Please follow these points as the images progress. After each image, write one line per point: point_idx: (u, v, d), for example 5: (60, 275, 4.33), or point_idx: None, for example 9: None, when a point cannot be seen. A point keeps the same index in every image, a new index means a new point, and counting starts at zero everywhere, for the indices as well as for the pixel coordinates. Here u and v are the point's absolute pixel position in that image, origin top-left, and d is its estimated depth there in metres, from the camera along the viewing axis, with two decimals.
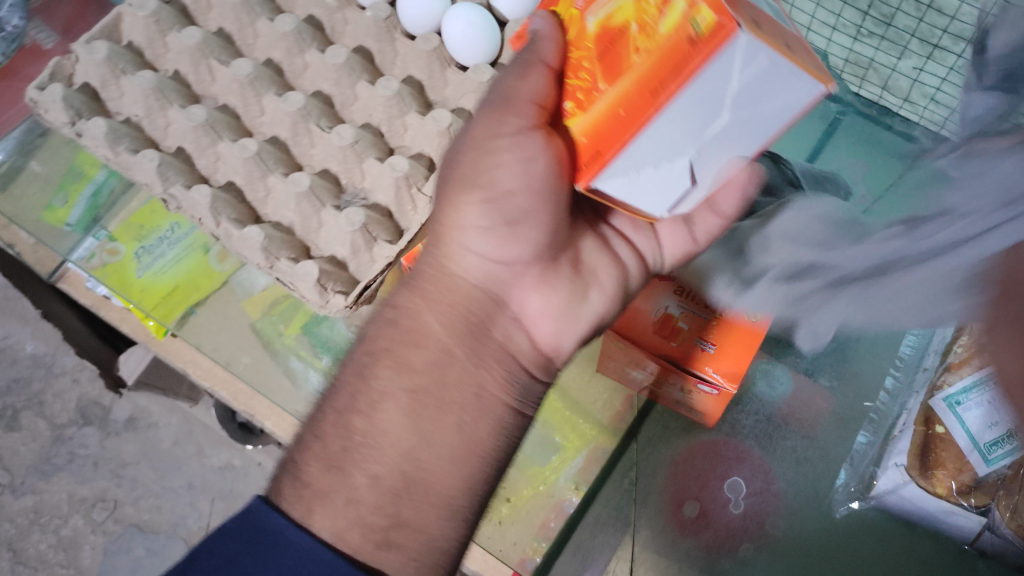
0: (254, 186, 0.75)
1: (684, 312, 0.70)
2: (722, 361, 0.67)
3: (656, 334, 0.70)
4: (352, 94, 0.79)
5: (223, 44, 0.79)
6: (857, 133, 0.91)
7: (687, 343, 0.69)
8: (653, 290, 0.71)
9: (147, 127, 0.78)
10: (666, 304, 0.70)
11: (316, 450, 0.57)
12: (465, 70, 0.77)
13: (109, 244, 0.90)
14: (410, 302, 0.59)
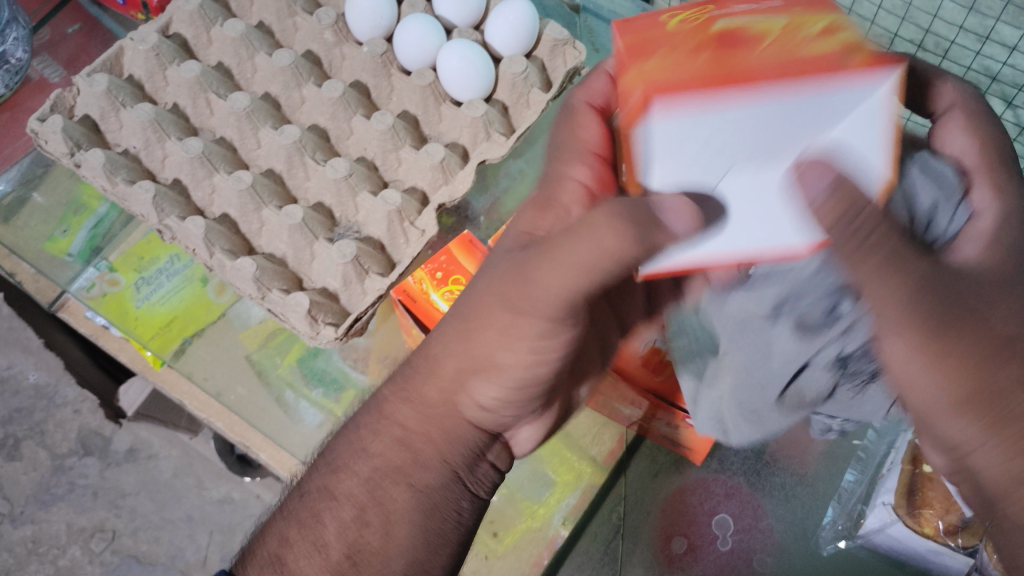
0: (248, 218, 0.76)
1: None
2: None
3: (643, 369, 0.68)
4: (347, 128, 0.80)
5: (222, 79, 0.81)
6: None
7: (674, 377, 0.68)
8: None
9: (143, 158, 0.78)
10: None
11: (313, 558, 0.52)
12: (460, 106, 0.79)
13: (109, 274, 0.89)
14: (420, 422, 0.54)
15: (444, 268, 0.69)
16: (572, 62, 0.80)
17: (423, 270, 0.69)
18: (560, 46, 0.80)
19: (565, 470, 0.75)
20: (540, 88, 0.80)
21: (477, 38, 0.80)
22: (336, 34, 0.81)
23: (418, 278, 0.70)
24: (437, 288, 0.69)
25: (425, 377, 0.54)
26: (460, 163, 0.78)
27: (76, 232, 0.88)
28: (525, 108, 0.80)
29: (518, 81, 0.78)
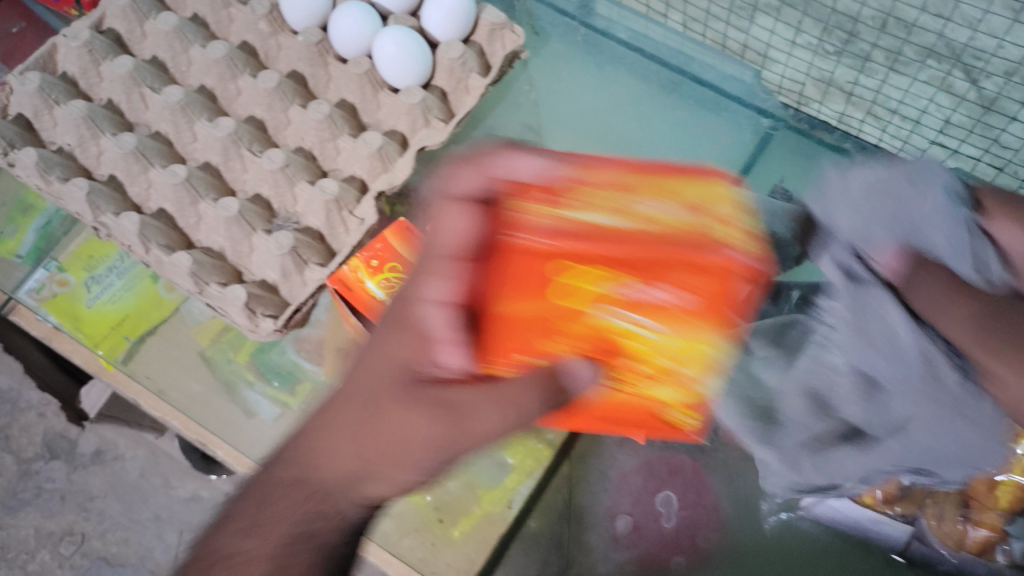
0: (185, 212, 0.75)
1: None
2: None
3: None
4: (285, 119, 0.79)
5: (156, 72, 0.80)
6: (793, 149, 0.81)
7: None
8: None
9: (79, 156, 0.78)
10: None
11: None
12: (398, 93, 0.78)
13: (55, 275, 0.91)
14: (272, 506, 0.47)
15: (380, 256, 0.66)
16: (509, 46, 0.80)
17: (358, 258, 0.67)
18: (498, 30, 0.80)
19: (521, 452, 0.71)
20: (479, 73, 0.79)
21: (414, 25, 0.80)
22: (271, 24, 0.80)
23: (353, 267, 0.67)
24: (373, 276, 0.66)
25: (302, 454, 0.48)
26: (400, 150, 0.78)
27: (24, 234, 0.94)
28: (465, 94, 0.80)
29: (456, 66, 0.78)
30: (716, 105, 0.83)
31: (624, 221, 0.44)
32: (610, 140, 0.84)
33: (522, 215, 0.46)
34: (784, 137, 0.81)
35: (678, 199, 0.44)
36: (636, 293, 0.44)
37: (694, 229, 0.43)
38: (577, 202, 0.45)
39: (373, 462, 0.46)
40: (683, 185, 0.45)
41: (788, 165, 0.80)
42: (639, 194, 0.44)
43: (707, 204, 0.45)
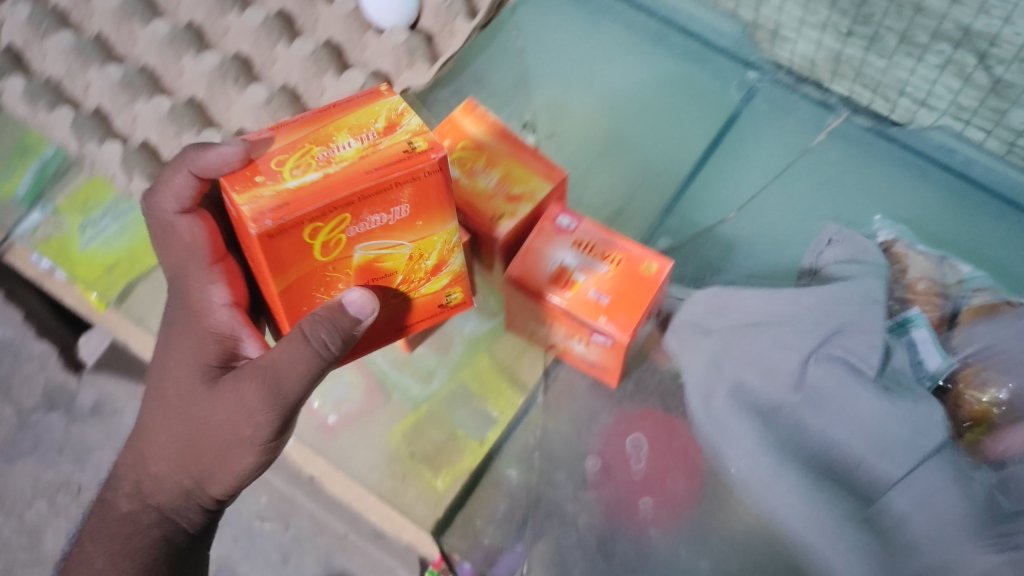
0: (168, 143, 0.75)
1: (582, 263, 0.66)
2: (616, 307, 0.63)
3: (552, 283, 0.65)
4: (271, 56, 0.79)
5: (145, 7, 0.80)
6: (776, 101, 0.80)
7: (582, 292, 0.64)
8: (548, 238, 0.67)
9: (66, 88, 0.78)
10: (563, 255, 0.66)
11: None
12: (383, 33, 0.78)
13: (52, 219, 1.02)
14: (146, 467, 0.59)
15: None
16: None
17: None
18: None
19: (504, 407, 0.74)
20: (466, 17, 0.80)
21: None
22: None
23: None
24: None
25: (167, 428, 0.58)
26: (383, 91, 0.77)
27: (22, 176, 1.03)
28: (451, 37, 0.80)
29: (441, 6, 0.79)
30: (701, 57, 0.83)
31: (334, 167, 0.50)
32: (592, 83, 0.83)
33: (291, 183, 0.49)
34: (768, 91, 0.81)
35: (370, 128, 0.52)
36: (381, 220, 0.51)
37: (391, 146, 0.51)
38: (290, 168, 0.50)
39: (184, 450, 0.57)
40: (349, 118, 0.53)
41: (771, 120, 0.80)
42: (335, 138, 0.52)
43: (396, 123, 0.52)
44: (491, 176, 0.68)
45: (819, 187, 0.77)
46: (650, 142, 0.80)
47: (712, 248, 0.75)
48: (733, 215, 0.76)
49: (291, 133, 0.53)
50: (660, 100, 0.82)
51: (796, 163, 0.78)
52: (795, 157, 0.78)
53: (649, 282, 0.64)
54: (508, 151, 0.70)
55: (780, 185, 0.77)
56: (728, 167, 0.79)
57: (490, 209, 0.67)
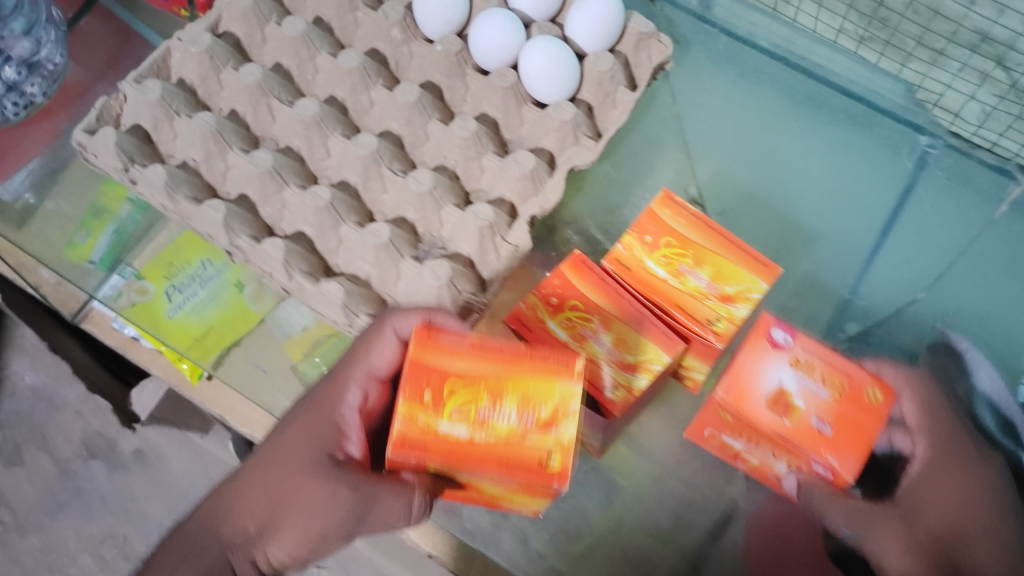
0: (326, 236, 0.70)
1: (801, 386, 0.59)
2: (838, 440, 0.58)
3: (769, 409, 0.59)
4: (423, 134, 0.74)
5: (282, 83, 0.74)
6: (951, 169, 0.76)
7: (803, 421, 0.58)
8: (761, 356, 0.60)
9: (204, 172, 0.72)
10: (779, 374, 0.59)
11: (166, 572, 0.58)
12: (545, 108, 0.73)
13: (136, 283, 0.81)
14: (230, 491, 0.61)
15: (559, 294, 0.61)
16: (658, 58, 0.74)
17: (535, 294, 0.62)
18: (647, 40, 0.74)
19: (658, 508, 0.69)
20: (628, 86, 0.74)
21: (557, 34, 0.75)
22: (405, 31, 0.75)
23: (531, 304, 0.62)
24: (555, 317, 0.61)
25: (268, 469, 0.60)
26: (548, 171, 0.72)
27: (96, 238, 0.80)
28: (612, 108, 0.74)
29: (605, 80, 0.73)
30: (868, 121, 0.78)
31: (478, 435, 0.48)
32: (759, 152, 0.79)
33: (438, 429, 0.48)
34: (941, 156, 0.76)
35: (537, 409, 0.48)
36: (495, 482, 0.50)
37: (533, 449, 0.48)
38: (452, 408, 0.48)
39: (267, 507, 0.58)
40: (532, 383, 0.48)
41: (948, 192, 0.75)
42: (501, 399, 0.48)
43: (556, 419, 0.48)
44: (699, 274, 0.62)
45: (1008, 262, 0.73)
46: (824, 217, 0.77)
47: (905, 329, 0.72)
48: (923, 294, 0.73)
49: (490, 364, 0.49)
50: (830, 171, 0.78)
51: (981, 238, 0.74)
52: (979, 230, 0.74)
53: (875, 413, 0.58)
54: (712, 243, 0.63)
55: (968, 262, 0.74)
56: (911, 243, 0.75)
57: (701, 312, 0.61)
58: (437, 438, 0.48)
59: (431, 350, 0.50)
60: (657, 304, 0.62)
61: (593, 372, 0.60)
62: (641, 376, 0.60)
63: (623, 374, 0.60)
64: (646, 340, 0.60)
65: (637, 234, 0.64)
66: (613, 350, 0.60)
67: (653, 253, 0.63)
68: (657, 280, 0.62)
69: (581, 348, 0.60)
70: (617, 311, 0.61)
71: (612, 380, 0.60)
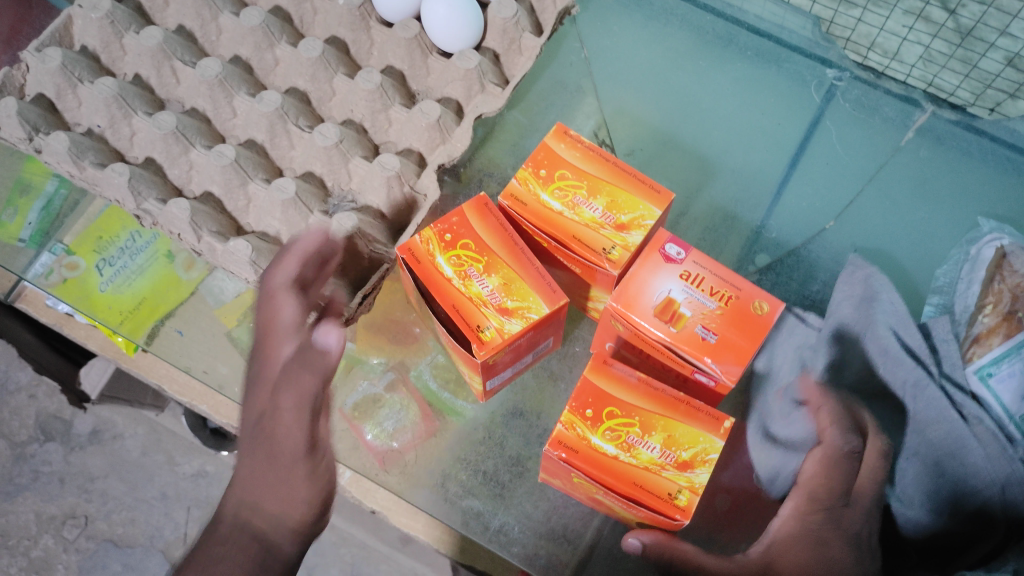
0: (234, 195, 0.70)
1: (689, 297, 0.59)
2: (724, 348, 0.57)
3: (655, 316, 0.58)
4: (329, 89, 0.74)
5: (185, 44, 0.74)
6: (857, 99, 0.77)
7: (688, 328, 0.58)
8: (653, 268, 0.60)
9: (110, 138, 0.72)
10: (668, 286, 0.59)
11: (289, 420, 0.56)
12: (450, 57, 0.74)
13: (66, 259, 0.81)
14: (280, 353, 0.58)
15: (454, 230, 0.61)
16: (562, 2, 0.74)
17: (431, 229, 0.61)
18: None
19: None
20: (533, 32, 0.74)
21: None
22: None
23: (427, 238, 0.61)
24: (445, 252, 0.61)
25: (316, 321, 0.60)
26: (456, 120, 0.72)
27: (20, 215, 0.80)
28: (518, 54, 0.75)
29: (509, 26, 0.73)
30: (776, 57, 0.79)
31: (623, 454, 0.56)
32: (673, 97, 0.80)
33: (592, 441, 0.56)
34: (848, 89, 0.77)
35: (679, 449, 0.56)
36: (624, 506, 0.57)
37: (668, 482, 0.55)
38: (606, 426, 0.56)
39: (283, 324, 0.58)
40: (681, 429, 0.56)
41: (854, 121, 0.77)
42: (651, 433, 0.56)
43: (694, 463, 0.55)
44: (595, 206, 0.62)
45: (915, 189, 0.74)
46: (735, 151, 0.77)
47: (818, 256, 0.73)
48: (832, 223, 0.74)
49: (644, 399, 0.57)
50: (741, 106, 0.78)
51: (886, 165, 0.75)
52: (886, 158, 0.75)
53: (761, 327, 0.58)
54: (609, 175, 0.63)
55: (876, 189, 0.75)
56: (821, 172, 0.76)
57: (598, 241, 0.60)
58: (590, 449, 0.56)
59: (601, 372, 0.58)
60: (553, 237, 0.61)
61: (468, 310, 0.59)
62: (512, 321, 0.58)
63: (497, 317, 0.58)
64: (527, 289, 0.59)
65: (532, 170, 0.63)
66: (493, 292, 0.59)
67: (548, 186, 0.62)
68: (553, 213, 0.61)
69: (464, 286, 0.60)
70: (506, 255, 0.61)
71: (486, 320, 0.58)
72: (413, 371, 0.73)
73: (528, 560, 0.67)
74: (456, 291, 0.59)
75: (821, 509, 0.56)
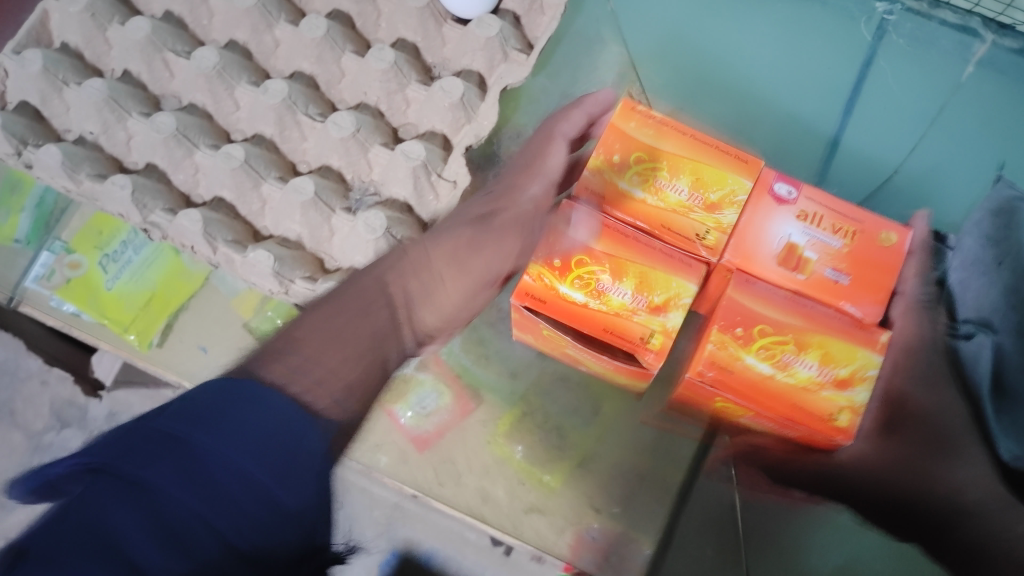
0: (247, 198, 0.65)
1: (811, 239, 0.56)
2: (856, 291, 0.55)
3: (778, 266, 0.56)
4: (338, 70, 0.67)
5: (176, 32, 0.67)
6: (911, 33, 0.72)
7: (815, 275, 0.55)
8: (766, 211, 0.57)
9: (105, 144, 0.66)
10: (787, 229, 0.56)
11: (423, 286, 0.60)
12: (467, 24, 0.67)
13: (68, 257, 0.80)
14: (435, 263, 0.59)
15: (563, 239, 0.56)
16: None
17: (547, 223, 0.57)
18: None
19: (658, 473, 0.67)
20: None
21: None
22: None
23: (535, 275, 0.55)
24: (553, 236, 0.56)
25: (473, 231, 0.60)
26: (480, 94, 0.66)
27: (16, 219, 0.80)
28: (541, 14, 0.67)
29: None
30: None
31: (778, 373, 0.53)
32: (712, 44, 0.74)
33: (744, 361, 0.53)
34: (900, 23, 0.72)
35: (837, 367, 0.53)
36: (773, 425, 0.55)
37: (826, 404, 0.53)
38: (752, 350, 0.53)
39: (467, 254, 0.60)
40: (836, 344, 0.53)
41: (910, 56, 0.72)
42: (806, 351, 0.53)
43: (852, 381, 0.53)
44: (679, 187, 0.56)
45: (985, 123, 0.70)
46: (782, 96, 0.73)
47: (884, 208, 0.70)
48: (895, 174, 0.71)
49: (791, 319, 0.54)
50: (785, 50, 0.73)
51: (947, 108, 0.70)
52: (948, 97, 0.71)
53: (890, 263, 0.55)
54: (688, 150, 0.57)
55: (940, 131, 0.70)
56: (877, 117, 0.72)
57: (689, 228, 0.56)
58: (747, 372, 0.53)
59: (743, 292, 0.55)
60: (636, 226, 0.57)
61: (623, 328, 0.55)
62: (672, 313, 0.54)
63: (655, 318, 0.54)
64: (668, 275, 0.55)
65: (605, 156, 0.57)
66: (636, 297, 0.55)
67: (626, 173, 0.57)
68: (636, 202, 0.57)
69: (560, 279, 0.55)
70: (623, 250, 0.55)
71: (643, 326, 0.55)
72: (444, 350, 0.71)
73: (580, 533, 0.67)
74: (599, 314, 0.55)
75: (913, 357, 0.57)
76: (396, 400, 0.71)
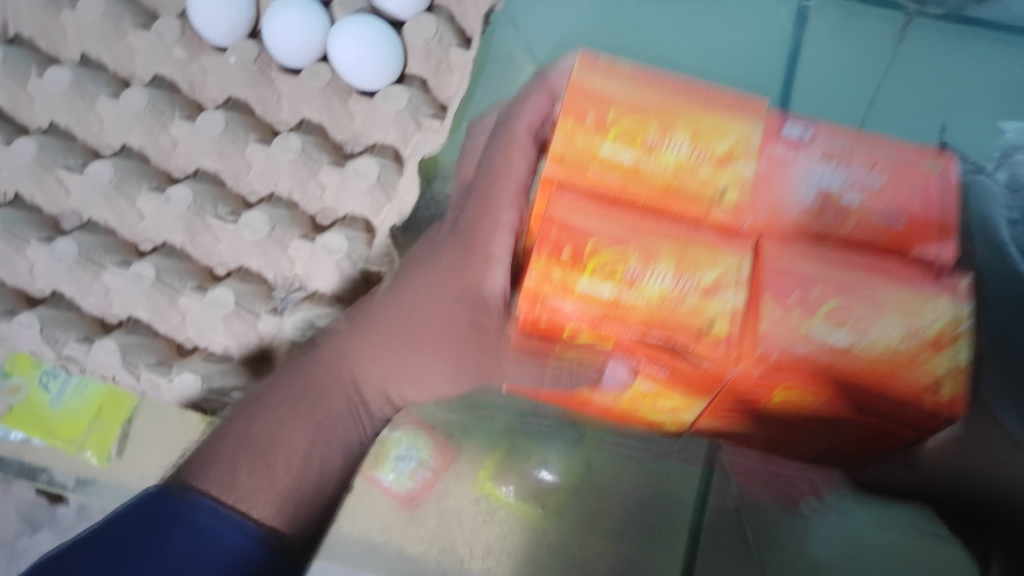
0: (164, 315, 0.61)
1: (847, 180, 0.42)
2: (911, 235, 0.42)
3: (809, 218, 0.42)
4: (244, 162, 0.64)
5: (65, 146, 0.63)
6: (834, 16, 0.72)
7: (860, 226, 0.42)
8: (782, 159, 0.42)
9: (6, 278, 0.62)
10: (813, 171, 0.42)
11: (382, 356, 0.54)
12: (373, 97, 0.63)
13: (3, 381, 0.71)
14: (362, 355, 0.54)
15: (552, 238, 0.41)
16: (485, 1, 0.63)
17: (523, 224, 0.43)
18: None
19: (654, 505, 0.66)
20: (461, 44, 0.63)
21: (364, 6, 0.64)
22: (187, 47, 0.63)
23: (541, 270, 0.40)
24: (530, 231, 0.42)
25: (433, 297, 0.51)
26: (397, 170, 0.63)
27: None
28: (449, 73, 0.64)
29: (433, 46, 0.62)
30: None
31: (856, 344, 0.40)
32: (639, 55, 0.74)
33: (814, 333, 0.39)
34: (821, 8, 0.72)
35: (923, 325, 0.40)
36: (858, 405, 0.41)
37: (920, 376, 0.39)
38: (817, 317, 0.40)
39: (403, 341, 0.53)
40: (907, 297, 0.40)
41: (838, 40, 0.72)
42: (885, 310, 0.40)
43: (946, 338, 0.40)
44: (677, 141, 0.41)
45: (920, 98, 0.71)
46: None
47: None
48: None
49: (840, 274, 0.41)
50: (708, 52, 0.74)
51: (884, 87, 0.72)
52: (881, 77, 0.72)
53: (943, 197, 0.42)
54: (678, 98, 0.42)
55: (879, 112, 0.72)
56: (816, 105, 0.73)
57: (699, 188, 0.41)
58: (815, 352, 0.39)
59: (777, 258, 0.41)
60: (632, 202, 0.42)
61: (670, 318, 0.40)
62: (727, 293, 0.40)
63: (708, 302, 0.40)
64: (708, 250, 0.41)
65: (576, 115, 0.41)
66: (679, 280, 0.40)
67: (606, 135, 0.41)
68: (629, 170, 0.41)
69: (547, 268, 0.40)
70: (634, 235, 0.41)
71: (693, 308, 0.40)
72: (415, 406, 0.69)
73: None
74: (637, 307, 0.40)
75: None
76: (375, 465, 0.69)
